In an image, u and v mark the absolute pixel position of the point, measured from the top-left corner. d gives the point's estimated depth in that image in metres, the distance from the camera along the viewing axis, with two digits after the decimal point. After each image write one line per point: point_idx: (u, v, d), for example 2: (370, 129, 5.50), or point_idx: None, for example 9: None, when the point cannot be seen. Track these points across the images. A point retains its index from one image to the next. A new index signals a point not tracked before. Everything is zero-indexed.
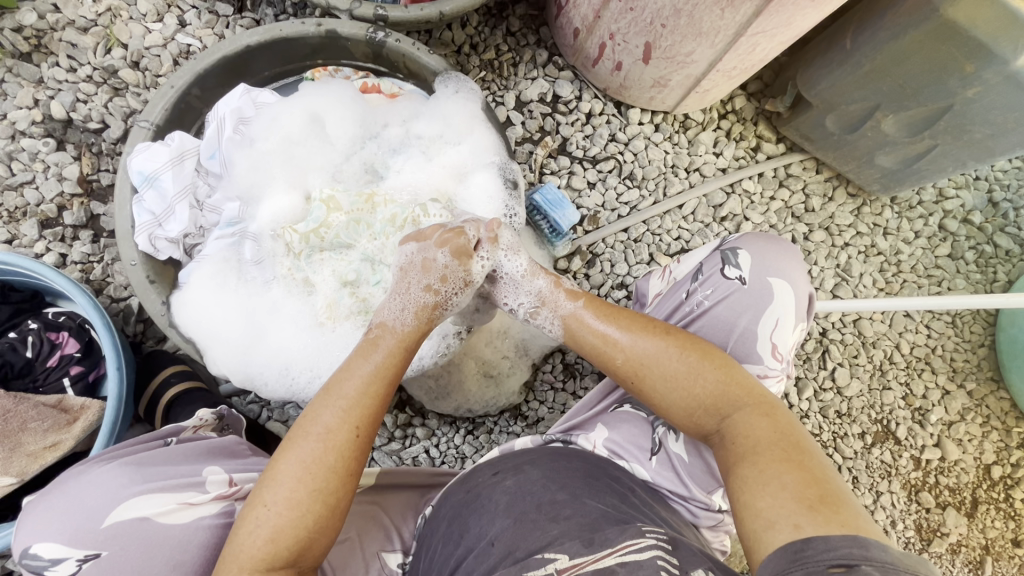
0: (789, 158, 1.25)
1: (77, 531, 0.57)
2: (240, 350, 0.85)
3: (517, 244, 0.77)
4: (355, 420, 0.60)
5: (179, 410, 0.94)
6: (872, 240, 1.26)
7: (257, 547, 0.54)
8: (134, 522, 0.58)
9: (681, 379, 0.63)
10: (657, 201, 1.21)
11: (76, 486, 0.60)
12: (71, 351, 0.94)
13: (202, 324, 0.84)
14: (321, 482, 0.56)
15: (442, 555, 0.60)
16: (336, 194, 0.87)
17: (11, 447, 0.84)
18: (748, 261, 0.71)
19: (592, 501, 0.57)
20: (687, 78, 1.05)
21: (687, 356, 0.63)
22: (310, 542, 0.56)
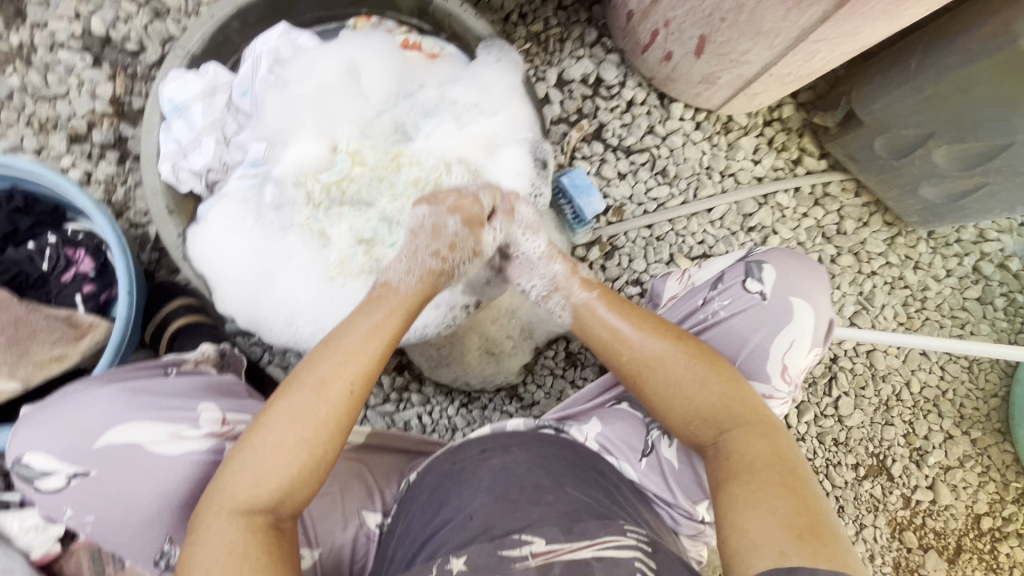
0: (829, 176, 1.21)
1: (69, 449, 0.61)
2: (249, 292, 0.85)
3: (536, 224, 0.76)
4: (352, 377, 0.59)
5: (184, 342, 0.96)
6: (902, 271, 1.23)
7: (242, 489, 0.55)
8: (123, 447, 0.61)
9: (684, 388, 0.61)
10: (686, 201, 1.18)
11: (75, 404, 0.63)
12: (85, 269, 0.95)
13: (213, 261, 0.84)
14: (307, 434, 0.57)
15: (419, 523, 0.60)
16: (362, 150, 0.86)
17: (19, 354, 0.86)
18: (772, 276, 0.69)
19: (576, 492, 0.57)
20: (738, 78, 1.01)
21: (693, 366, 0.62)
22: (293, 489, 0.56)
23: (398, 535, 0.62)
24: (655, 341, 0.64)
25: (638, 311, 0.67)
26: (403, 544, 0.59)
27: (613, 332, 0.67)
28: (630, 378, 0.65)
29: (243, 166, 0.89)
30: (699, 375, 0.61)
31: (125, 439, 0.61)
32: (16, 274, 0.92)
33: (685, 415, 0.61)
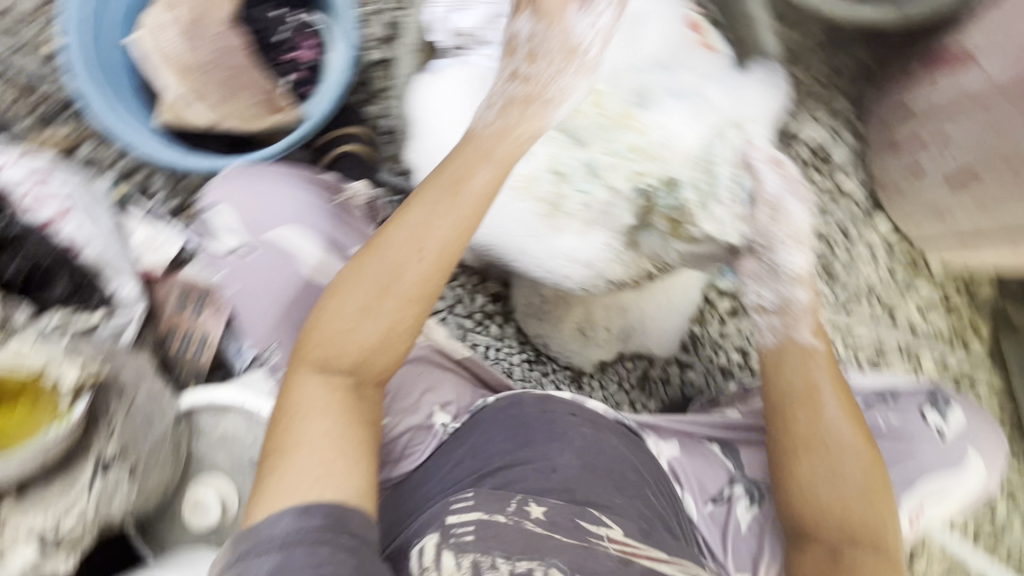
0: (984, 369, 1.13)
1: (252, 223, 0.87)
2: (439, 156, 0.88)
3: (800, 237, 0.79)
4: (433, 252, 0.62)
5: (348, 167, 1.03)
6: (999, 500, 1.12)
7: (315, 351, 0.59)
8: (280, 248, 0.87)
9: (847, 481, 0.64)
10: (835, 310, 1.12)
11: (270, 179, 0.89)
12: (306, 59, 1.00)
13: (429, 112, 0.89)
14: (394, 296, 0.60)
15: (502, 445, 0.62)
16: (605, 93, 0.84)
17: (224, 96, 0.93)
18: (957, 420, 0.81)
19: (650, 497, 0.63)
20: (974, 225, 0.94)
21: (863, 467, 0.65)
22: (353, 359, 0.59)
23: (473, 445, 0.64)
24: (844, 426, 0.67)
25: (843, 391, 0.69)
26: (478, 457, 0.62)
27: (806, 393, 0.68)
28: (798, 442, 0.67)
29: (490, 48, 0.86)
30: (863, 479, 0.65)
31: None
32: (258, 31, 0.99)
33: (831, 504, 0.64)
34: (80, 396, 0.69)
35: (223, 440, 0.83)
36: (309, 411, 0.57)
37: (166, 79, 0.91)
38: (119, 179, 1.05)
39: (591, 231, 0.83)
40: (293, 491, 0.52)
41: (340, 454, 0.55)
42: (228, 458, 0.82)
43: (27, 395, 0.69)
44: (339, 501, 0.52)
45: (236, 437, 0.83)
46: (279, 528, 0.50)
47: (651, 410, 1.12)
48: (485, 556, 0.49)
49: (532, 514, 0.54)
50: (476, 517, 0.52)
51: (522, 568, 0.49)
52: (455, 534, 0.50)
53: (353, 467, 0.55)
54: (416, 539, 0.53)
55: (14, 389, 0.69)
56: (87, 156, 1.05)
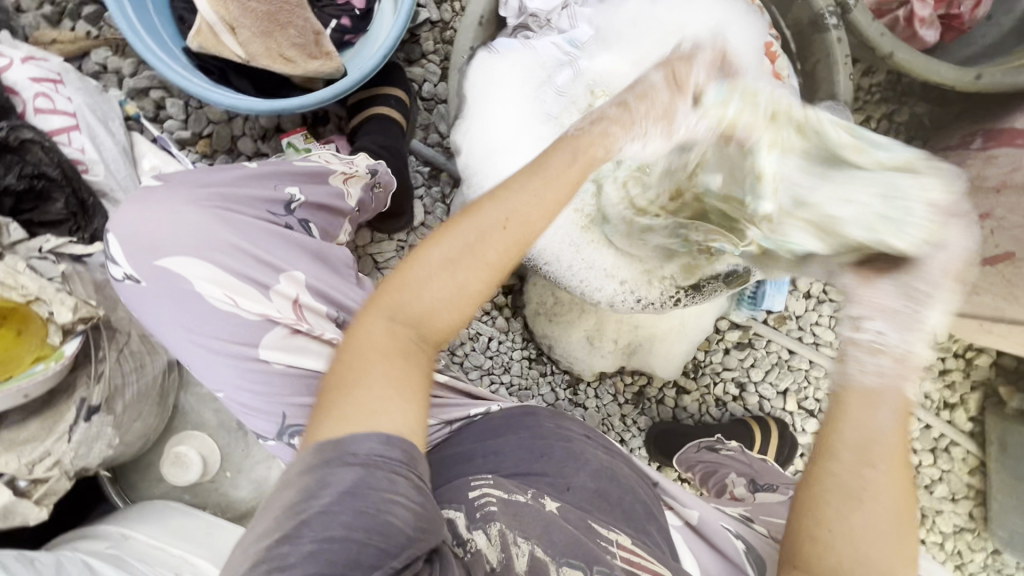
0: (962, 440, 1.15)
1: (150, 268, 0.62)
2: (490, 145, 0.83)
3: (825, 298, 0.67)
4: (521, 225, 0.50)
5: (371, 129, 0.96)
6: (944, 558, 1.18)
7: (331, 415, 0.45)
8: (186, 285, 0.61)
9: (892, 533, 0.49)
10: (837, 359, 1.13)
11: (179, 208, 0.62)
12: (355, 5, 0.94)
13: (483, 93, 0.83)
14: (400, 369, 0.48)
15: (520, 458, 0.60)
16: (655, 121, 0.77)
17: (263, 31, 0.85)
18: None
19: (658, 536, 0.59)
20: (991, 307, 0.96)
21: (898, 527, 0.49)
22: (448, 308, 0.50)
23: (486, 446, 0.62)
24: (894, 477, 0.49)
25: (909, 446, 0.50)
26: (492, 459, 0.60)
27: (871, 440, 0.50)
28: (845, 484, 0.50)
29: (561, 36, 0.85)
30: (897, 533, 0.49)
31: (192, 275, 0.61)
32: None
33: (857, 555, 0.49)
34: (72, 335, 0.64)
35: (211, 397, 0.81)
36: (348, 408, 0.45)
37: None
38: (130, 96, 0.98)
39: (614, 249, 0.84)
40: (351, 417, 0.44)
41: (398, 393, 0.47)
42: (214, 416, 0.80)
43: (15, 320, 0.65)
44: (395, 431, 0.44)
45: None
46: (360, 448, 0.42)
47: (639, 427, 1.13)
48: (512, 531, 0.49)
49: (547, 507, 0.53)
50: (499, 496, 0.52)
51: (539, 556, 0.48)
52: (481, 506, 0.51)
53: (410, 406, 0.46)
54: (450, 508, 0.52)
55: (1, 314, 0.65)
56: (100, 65, 0.96)
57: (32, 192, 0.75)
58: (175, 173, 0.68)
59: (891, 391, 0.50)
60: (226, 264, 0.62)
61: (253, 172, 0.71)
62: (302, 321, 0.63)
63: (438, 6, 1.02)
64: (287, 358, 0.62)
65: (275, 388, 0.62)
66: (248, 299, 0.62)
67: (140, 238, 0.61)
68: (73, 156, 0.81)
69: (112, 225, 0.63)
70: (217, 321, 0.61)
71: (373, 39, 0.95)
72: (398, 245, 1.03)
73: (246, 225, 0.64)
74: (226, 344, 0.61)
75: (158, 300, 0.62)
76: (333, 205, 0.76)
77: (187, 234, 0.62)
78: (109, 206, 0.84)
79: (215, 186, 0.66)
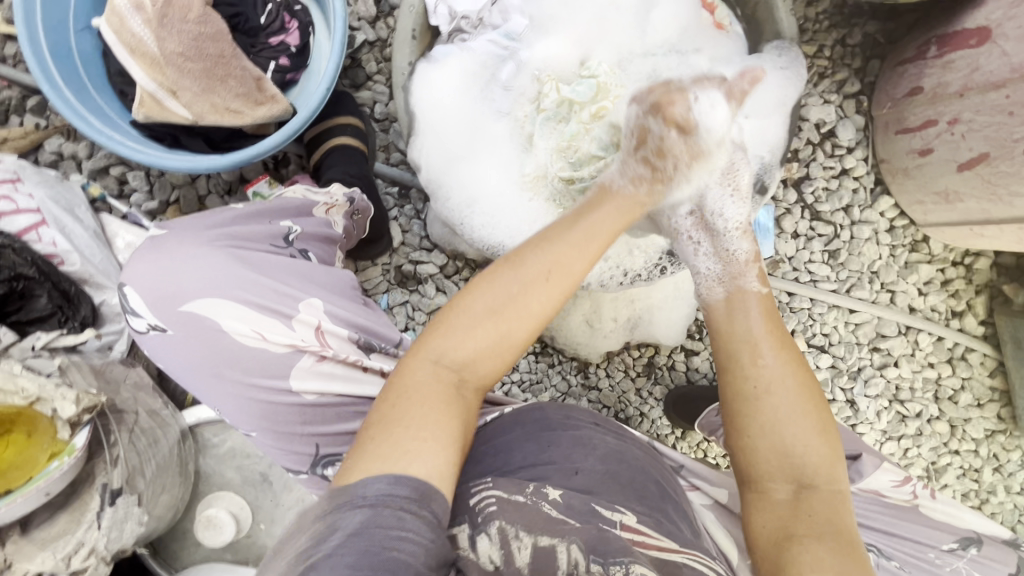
0: (977, 345, 1.14)
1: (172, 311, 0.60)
2: (449, 154, 0.84)
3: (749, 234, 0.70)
4: (562, 277, 0.55)
5: (333, 160, 0.95)
6: (983, 464, 1.18)
7: (373, 445, 0.47)
8: (211, 324, 0.60)
9: (807, 419, 0.57)
10: (837, 291, 1.12)
11: (196, 253, 0.62)
12: (290, 43, 0.93)
13: (433, 106, 0.83)
14: (441, 409, 0.50)
15: (528, 452, 0.59)
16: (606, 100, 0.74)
17: (204, 88, 0.84)
18: None
19: (674, 514, 0.59)
20: (978, 210, 0.95)
21: (809, 412, 0.57)
22: (490, 354, 0.53)
23: (495, 444, 0.62)
24: (787, 369, 0.59)
25: (785, 339, 0.61)
26: (501, 457, 0.60)
27: (752, 342, 0.61)
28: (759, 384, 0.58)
29: (496, 32, 0.85)
30: (809, 416, 0.57)
31: (219, 315, 0.60)
32: (236, 12, 0.89)
33: (782, 445, 0.56)
34: (81, 423, 0.66)
35: (230, 455, 0.82)
36: (395, 438, 0.47)
37: (137, 70, 0.84)
38: (92, 178, 0.98)
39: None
40: (390, 456, 0.45)
41: (434, 437, 0.48)
42: (237, 474, 0.81)
43: (22, 424, 0.66)
44: (426, 477, 0.45)
45: (243, 452, 0.82)
46: (373, 490, 0.43)
47: (656, 397, 1.13)
48: (511, 526, 0.49)
49: (550, 497, 0.53)
50: (499, 496, 0.52)
51: (545, 542, 0.49)
52: (481, 510, 0.51)
53: (444, 451, 0.47)
54: (453, 524, 0.51)
55: (6, 421, 0.66)
56: (56, 152, 0.97)
57: (14, 293, 0.76)
58: (176, 221, 0.67)
59: (749, 292, 0.65)
60: (250, 300, 0.61)
61: (248, 208, 0.70)
62: (326, 347, 0.63)
63: (373, 25, 1.01)
64: (319, 387, 0.62)
65: (284, 439, 0.62)
66: (274, 332, 0.61)
67: (158, 285, 0.60)
68: (46, 251, 0.82)
69: (125, 277, 0.61)
70: (246, 358, 0.60)
71: (315, 73, 0.96)
72: (383, 268, 1.03)
73: (260, 260, 0.64)
74: (255, 382, 0.61)
75: (184, 349, 0.60)
76: (325, 233, 0.76)
77: (202, 277, 0.60)
78: (93, 291, 0.85)
79: (220, 227, 0.66)
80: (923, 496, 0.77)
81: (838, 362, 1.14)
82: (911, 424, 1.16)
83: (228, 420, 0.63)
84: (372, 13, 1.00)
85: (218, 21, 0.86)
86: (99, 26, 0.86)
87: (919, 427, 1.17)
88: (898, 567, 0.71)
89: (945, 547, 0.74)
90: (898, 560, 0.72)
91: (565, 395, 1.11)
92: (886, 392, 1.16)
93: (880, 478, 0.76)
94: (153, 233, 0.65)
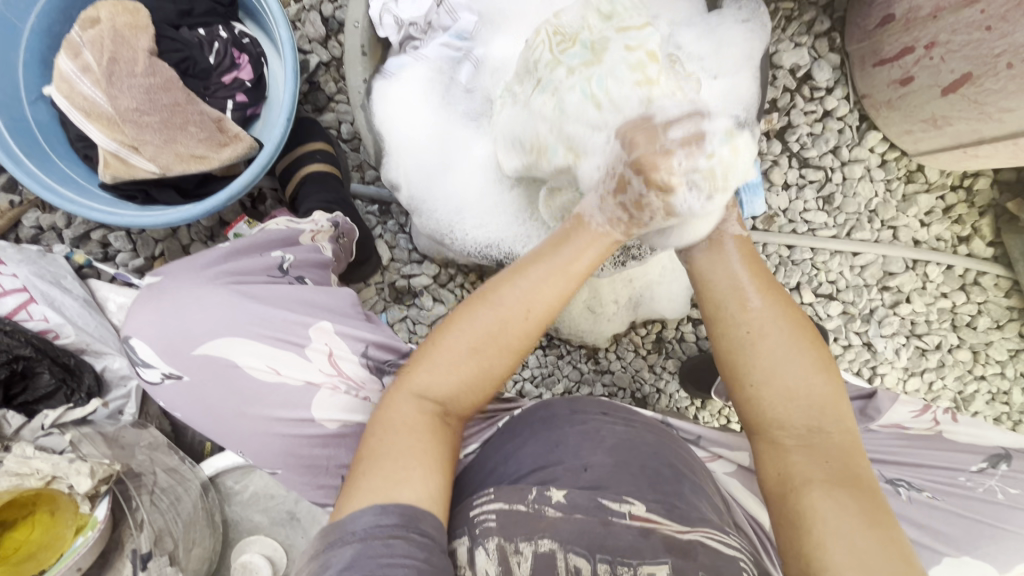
0: (990, 266, 1.11)
1: (179, 359, 0.59)
2: (430, 172, 0.84)
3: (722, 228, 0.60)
4: (540, 315, 0.53)
5: (309, 188, 0.93)
6: (1012, 385, 1.15)
7: (363, 479, 0.48)
8: (226, 365, 0.58)
9: (802, 358, 0.54)
10: (838, 236, 1.10)
11: (199, 295, 0.60)
12: (244, 77, 0.92)
13: (403, 127, 0.83)
14: (432, 445, 0.51)
15: (536, 452, 0.60)
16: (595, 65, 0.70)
17: (165, 139, 0.83)
18: None
19: (690, 495, 0.58)
20: (970, 133, 0.92)
21: (810, 354, 0.54)
22: (468, 387, 0.53)
23: (504, 452, 0.63)
24: (778, 315, 0.55)
25: (771, 279, 0.57)
26: (511, 463, 0.60)
27: (739, 285, 0.57)
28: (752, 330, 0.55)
29: (448, 34, 0.85)
30: (806, 356, 0.54)
31: (234, 354, 0.59)
32: (184, 57, 0.87)
33: (785, 392, 0.53)
34: (101, 494, 0.67)
35: (255, 498, 0.83)
36: (383, 469, 0.48)
37: (96, 132, 0.83)
38: (76, 246, 0.97)
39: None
40: (373, 487, 0.47)
41: (420, 464, 0.49)
42: (265, 516, 0.82)
43: (44, 503, 0.67)
44: (408, 498, 0.47)
45: (267, 493, 0.83)
46: (361, 524, 0.45)
47: (671, 371, 1.12)
48: (509, 542, 0.49)
49: (554, 500, 0.52)
50: (499, 508, 0.51)
51: (545, 548, 0.49)
52: (479, 522, 0.50)
53: (432, 478, 0.49)
54: (456, 536, 0.51)
55: (28, 504, 0.67)
56: (36, 226, 0.96)
57: (16, 374, 0.78)
58: (173, 263, 0.66)
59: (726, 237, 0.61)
60: (263, 334, 0.60)
61: (241, 243, 0.69)
62: (341, 373, 0.61)
63: (325, 45, 0.99)
64: (340, 416, 0.61)
65: (300, 481, 0.62)
66: (289, 366, 0.60)
67: (165, 334, 0.59)
68: (39, 327, 0.81)
69: (129, 328, 0.61)
70: (266, 395, 0.59)
71: (275, 103, 0.96)
72: (377, 287, 1.02)
73: (263, 291, 0.63)
74: (272, 422, 0.59)
75: (197, 395, 0.59)
76: (320, 259, 0.75)
77: (207, 320, 0.59)
78: (93, 359, 0.85)
79: (216, 266, 0.65)
80: (944, 422, 0.75)
81: (849, 307, 1.12)
82: (932, 357, 1.14)
83: (252, 462, 0.62)
84: (322, 33, 0.97)
85: (166, 69, 0.84)
86: (51, 94, 0.85)
87: (939, 358, 1.15)
88: (931, 497, 0.70)
89: (974, 468, 0.71)
90: (929, 490, 0.71)
91: (579, 383, 1.10)
92: (902, 329, 1.14)
93: (899, 411, 0.76)
94: (150, 281, 0.64)
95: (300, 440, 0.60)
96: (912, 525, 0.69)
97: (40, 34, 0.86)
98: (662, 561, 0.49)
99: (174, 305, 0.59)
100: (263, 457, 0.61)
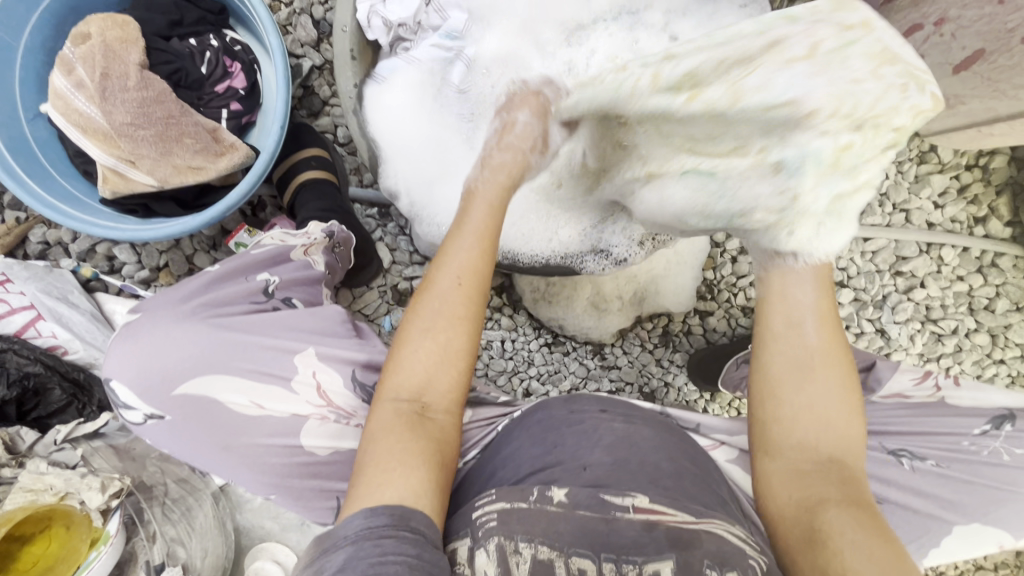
0: (1007, 247, 1.07)
1: (156, 395, 0.58)
2: (423, 172, 0.84)
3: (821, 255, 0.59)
4: (471, 277, 0.57)
5: (306, 197, 0.92)
6: None
7: (354, 485, 0.49)
8: (206, 402, 0.59)
9: (837, 396, 0.57)
10: None
11: (173, 330, 0.60)
12: (237, 86, 0.91)
13: (388, 129, 0.84)
14: (420, 442, 0.52)
15: (535, 455, 0.59)
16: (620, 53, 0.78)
17: (162, 152, 0.83)
18: None
19: (694, 491, 0.57)
20: (985, 111, 0.89)
21: (843, 380, 0.57)
22: (441, 372, 0.55)
23: (503, 455, 0.62)
24: (826, 349, 0.59)
25: (828, 313, 0.60)
26: (510, 467, 0.60)
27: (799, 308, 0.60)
28: (794, 356, 0.58)
29: (437, 34, 0.84)
30: (840, 390, 0.57)
31: (214, 390, 0.59)
32: (175, 69, 0.87)
33: (812, 421, 0.56)
34: (112, 512, 0.68)
35: (266, 507, 0.84)
36: (364, 472, 0.50)
37: (93, 149, 0.83)
38: (82, 260, 0.97)
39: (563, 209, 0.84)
40: (366, 492, 0.47)
41: (402, 460, 0.50)
42: (276, 523, 0.83)
43: (59, 518, 0.68)
44: (399, 501, 0.47)
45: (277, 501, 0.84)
46: (351, 528, 0.45)
47: (679, 365, 1.10)
48: (509, 540, 0.48)
49: (555, 500, 0.51)
50: (500, 507, 0.50)
51: (544, 555, 0.48)
52: (481, 523, 0.50)
53: (416, 471, 0.49)
54: (455, 539, 0.51)
55: (42, 519, 0.68)
56: (42, 242, 0.96)
57: (29, 392, 0.79)
58: (149, 298, 0.65)
59: (804, 266, 0.61)
60: (245, 369, 0.60)
61: (221, 268, 0.68)
62: (330, 404, 0.62)
63: (317, 48, 0.98)
64: (329, 443, 0.63)
65: (304, 493, 0.62)
66: (272, 400, 0.60)
67: (146, 372, 0.58)
68: (49, 343, 0.84)
69: (110, 370, 0.60)
70: (250, 428, 0.60)
71: (270, 111, 0.96)
72: (380, 291, 1.02)
73: (244, 322, 0.63)
74: (274, 434, 0.60)
75: (184, 431, 0.59)
76: (308, 276, 0.75)
77: (185, 354, 0.59)
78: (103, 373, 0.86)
79: (194, 297, 0.64)
80: (947, 387, 0.72)
81: (861, 294, 1.09)
82: (949, 342, 1.11)
83: (247, 488, 0.62)
84: (313, 36, 0.96)
85: (158, 83, 0.84)
86: (49, 112, 0.85)
87: (956, 342, 1.11)
88: (934, 464, 0.68)
89: (977, 432, 0.69)
90: (934, 459, 0.69)
91: (586, 380, 1.08)
92: (917, 314, 1.10)
93: (900, 380, 0.73)
94: (128, 317, 0.64)
95: (310, 444, 0.61)
96: (921, 498, 0.68)
97: (35, 51, 0.86)
98: (666, 556, 0.48)
99: (144, 342, 0.59)
100: (264, 473, 0.61)
